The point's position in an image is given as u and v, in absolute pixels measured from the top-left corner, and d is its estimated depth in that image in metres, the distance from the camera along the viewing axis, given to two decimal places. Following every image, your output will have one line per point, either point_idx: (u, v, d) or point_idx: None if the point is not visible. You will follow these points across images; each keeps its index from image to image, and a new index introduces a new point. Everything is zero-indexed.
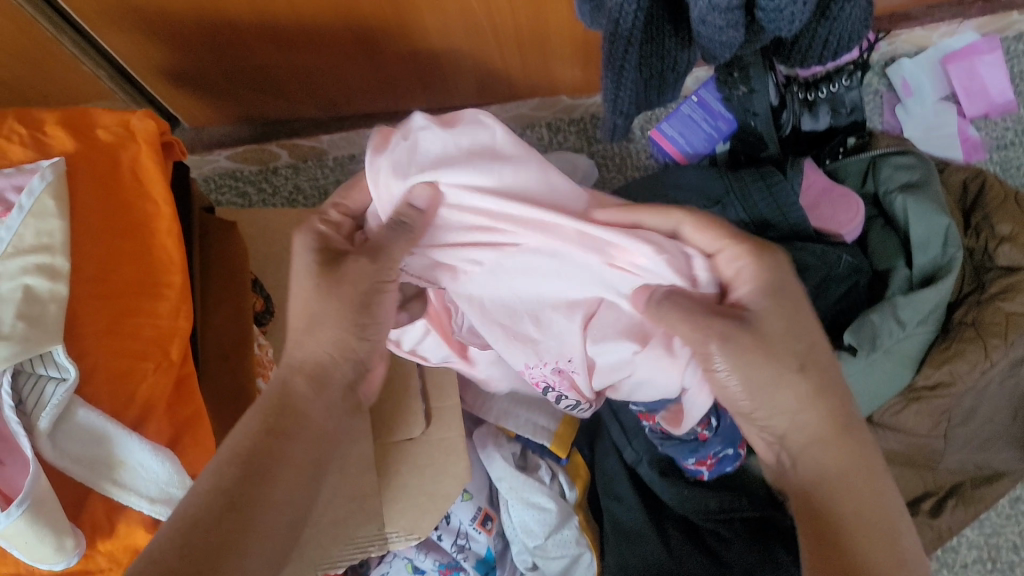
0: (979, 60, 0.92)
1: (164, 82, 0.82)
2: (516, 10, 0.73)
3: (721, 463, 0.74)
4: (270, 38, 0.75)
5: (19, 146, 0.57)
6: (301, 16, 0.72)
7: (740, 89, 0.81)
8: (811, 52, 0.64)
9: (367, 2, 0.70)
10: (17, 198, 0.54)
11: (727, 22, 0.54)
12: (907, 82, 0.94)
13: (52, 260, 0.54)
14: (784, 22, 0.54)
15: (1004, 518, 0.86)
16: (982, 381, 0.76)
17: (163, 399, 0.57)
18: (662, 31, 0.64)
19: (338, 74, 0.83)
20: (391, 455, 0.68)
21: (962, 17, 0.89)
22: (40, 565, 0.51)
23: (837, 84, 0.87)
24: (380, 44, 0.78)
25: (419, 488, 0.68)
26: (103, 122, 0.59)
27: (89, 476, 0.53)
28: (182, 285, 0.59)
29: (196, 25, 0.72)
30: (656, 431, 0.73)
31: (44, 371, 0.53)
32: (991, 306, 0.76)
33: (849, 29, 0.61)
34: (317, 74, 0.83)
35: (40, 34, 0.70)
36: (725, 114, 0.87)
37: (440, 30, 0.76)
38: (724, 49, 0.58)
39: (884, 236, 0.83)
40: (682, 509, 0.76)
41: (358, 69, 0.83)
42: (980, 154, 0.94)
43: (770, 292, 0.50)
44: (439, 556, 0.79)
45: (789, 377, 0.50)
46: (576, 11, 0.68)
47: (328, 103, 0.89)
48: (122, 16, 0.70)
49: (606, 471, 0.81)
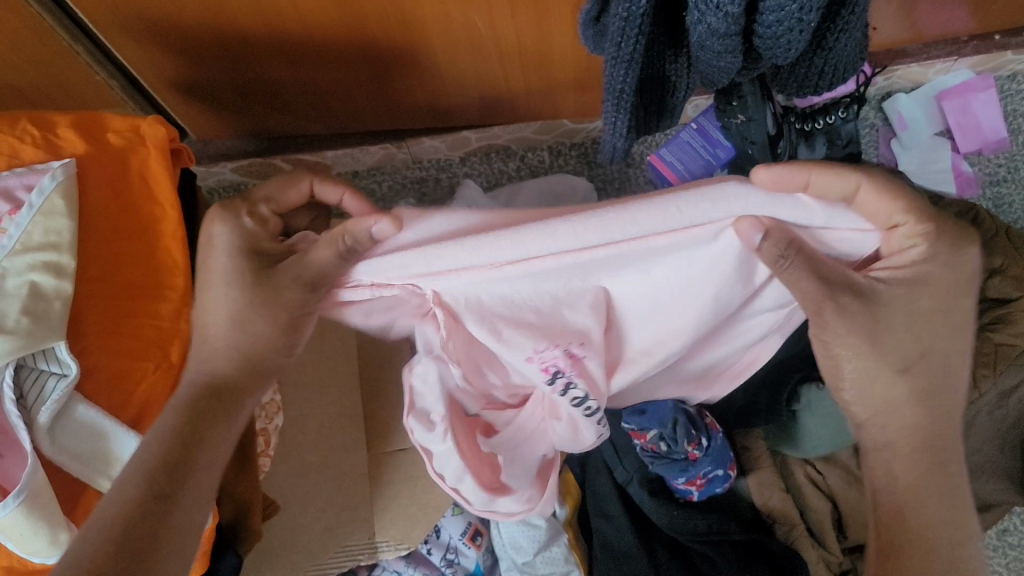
0: (973, 97, 0.95)
1: (174, 93, 0.83)
2: (522, 34, 0.75)
3: (710, 484, 0.76)
4: (280, 54, 0.77)
5: (30, 146, 0.58)
6: (310, 33, 0.74)
7: (738, 117, 0.84)
8: (807, 81, 0.65)
9: (376, 21, 0.72)
10: (27, 197, 0.55)
11: (724, 47, 0.55)
12: (903, 116, 0.96)
13: (58, 258, 0.55)
14: (780, 49, 0.56)
15: (992, 550, 0.87)
16: (972, 410, 0.77)
17: (161, 400, 0.57)
18: (663, 57, 0.66)
19: (344, 90, 0.85)
20: (385, 466, 0.69)
21: (957, 55, 0.91)
22: (33, 558, 0.51)
23: (834, 115, 0.90)
24: (387, 62, 0.79)
25: (410, 499, 0.68)
26: (113, 126, 0.60)
27: (86, 471, 0.54)
28: (185, 288, 0.60)
29: (208, 38, 0.74)
30: (647, 450, 0.74)
31: (45, 367, 0.54)
32: (982, 337, 0.77)
33: (845, 59, 0.62)
34: (324, 90, 0.85)
35: (57, 42, 0.71)
36: (723, 141, 0.88)
37: (447, 50, 0.77)
38: (722, 74, 0.59)
39: None
40: (670, 530, 0.76)
41: (364, 86, 0.84)
42: (973, 189, 0.97)
43: (906, 283, 0.50)
44: (428, 571, 0.79)
45: (890, 377, 0.53)
46: (579, 35, 0.69)
47: (333, 119, 0.91)
48: (137, 28, 0.71)
49: (596, 490, 0.80)
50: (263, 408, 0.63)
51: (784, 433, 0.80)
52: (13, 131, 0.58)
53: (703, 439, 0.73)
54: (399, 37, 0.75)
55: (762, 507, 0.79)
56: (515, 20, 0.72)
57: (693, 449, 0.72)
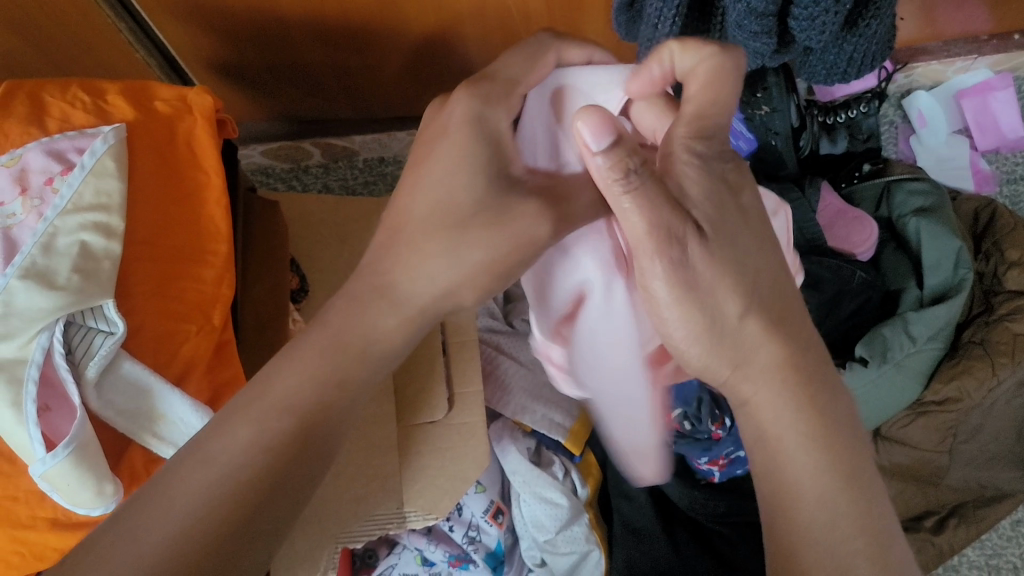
0: (992, 96, 0.96)
1: (209, 72, 0.85)
2: (556, 23, 0.76)
3: (732, 465, 0.76)
4: (316, 37, 0.79)
5: (81, 111, 0.60)
6: (346, 16, 0.75)
7: (762, 109, 0.86)
8: (835, 68, 0.67)
9: (414, 6, 0.74)
10: (79, 159, 0.57)
11: (761, 28, 0.57)
12: (922, 114, 0.97)
13: (108, 219, 0.56)
14: (814, 32, 0.58)
15: (1005, 540, 0.88)
16: (988, 399, 0.78)
17: (203, 361, 0.59)
18: (695, 42, 0.67)
19: (375, 74, 0.86)
20: (413, 437, 0.70)
21: (977, 54, 0.92)
22: (77, 509, 0.52)
23: (855, 109, 0.92)
24: (420, 46, 0.81)
25: (438, 468, 0.69)
26: (161, 95, 0.63)
27: (130, 427, 0.55)
28: (227, 254, 0.61)
29: (248, 20, 0.75)
30: (672, 429, 0.75)
31: (93, 325, 0.54)
32: (999, 326, 0.78)
33: (874, 46, 0.64)
34: (355, 73, 0.86)
35: (101, 19, 0.73)
36: (746, 135, 0.85)
37: (480, 37, 0.79)
38: (755, 57, 0.61)
39: (896, 258, 0.85)
40: (690, 510, 0.78)
41: (396, 70, 0.85)
42: (990, 186, 0.97)
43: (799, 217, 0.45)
44: (450, 548, 0.80)
45: None
46: (612, 22, 0.70)
47: (362, 103, 0.92)
48: (182, 8, 0.73)
49: (618, 472, 0.82)
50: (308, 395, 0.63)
51: None
52: (64, 98, 0.60)
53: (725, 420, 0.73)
54: (433, 22, 0.76)
55: None
56: (549, 6, 0.74)
57: (715, 429, 0.73)
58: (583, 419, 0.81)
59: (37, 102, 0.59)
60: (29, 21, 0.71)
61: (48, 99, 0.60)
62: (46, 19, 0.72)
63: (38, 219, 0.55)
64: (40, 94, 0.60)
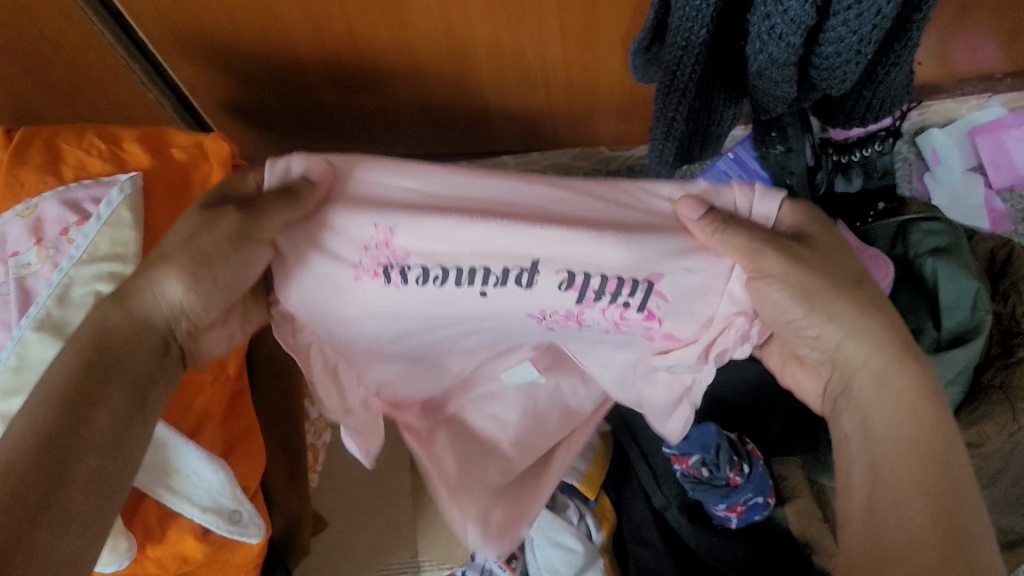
0: (1006, 133, 0.93)
1: (222, 112, 0.78)
2: (571, 92, 0.73)
3: (750, 511, 0.76)
4: (328, 79, 0.71)
5: (96, 159, 0.60)
6: (325, 61, 0.68)
7: (777, 148, 0.78)
8: (854, 113, 0.66)
9: (427, 66, 0.69)
10: (95, 209, 0.56)
11: (783, 77, 0.54)
12: (937, 151, 0.96)
13: (123, 268, 0.55)
14: (836, 81, 0.55)
15: None
16: (1011, 445, 0.76)
17: (218, 413, 0.57)
18: (713, 87, 0.62)
19: (393, 125, 0.80)
20: (428, 484, 0.72)
21: (991, 92, 0.90)
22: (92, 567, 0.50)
23: (870, 148, 0.88)
24: (432, 105, 0.75)
25: (454, 518, 0.70)
26: (177, 141, 0.62)
27: (144, 482, 0.53)
28: None
29: (258, 64, 0.69)
30: (688, 476, 0.75)
31: None
32: (1020, 369, 0.76)
33: (893, 91, 0.63)
34: (379, 129, 0.81)
35: (112, 57, 0.67)
36: (760, 173, 0.80)
37: (496, 99, 0.74)
38: (779, 102, 0.58)
39: (911, 299, 0.82)
40: (708, 558, 0.76)
41: (413, 130, 0.80)
42: (1006, 225, 0.94)
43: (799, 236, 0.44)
44: None
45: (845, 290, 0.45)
46: (629, 65, 0.65)
47: (373, 147, 0.84)
48: (192, 49, 0.68)
49: (633, 518, 0.81)
50: (312, 422, 0.66)
51: (821, 461, 0.79)
52: (80, 144, 0.60)
53: (744, 466, 0.74)
54: (450, 89, 0.73)
55: (799, 536, 0.78)
56: (569, 74, 0.70)
57: (733, 475, 0.74)
58: (596, 464, 0.81)
59: (52, 149, 0.60)
60: (40, 87, 0.71)
61: (64, 147, 0.60)
62: (61, 94, 0.72)
63: (53, 269, 0.55)
64: (56, 140, 0.60)
